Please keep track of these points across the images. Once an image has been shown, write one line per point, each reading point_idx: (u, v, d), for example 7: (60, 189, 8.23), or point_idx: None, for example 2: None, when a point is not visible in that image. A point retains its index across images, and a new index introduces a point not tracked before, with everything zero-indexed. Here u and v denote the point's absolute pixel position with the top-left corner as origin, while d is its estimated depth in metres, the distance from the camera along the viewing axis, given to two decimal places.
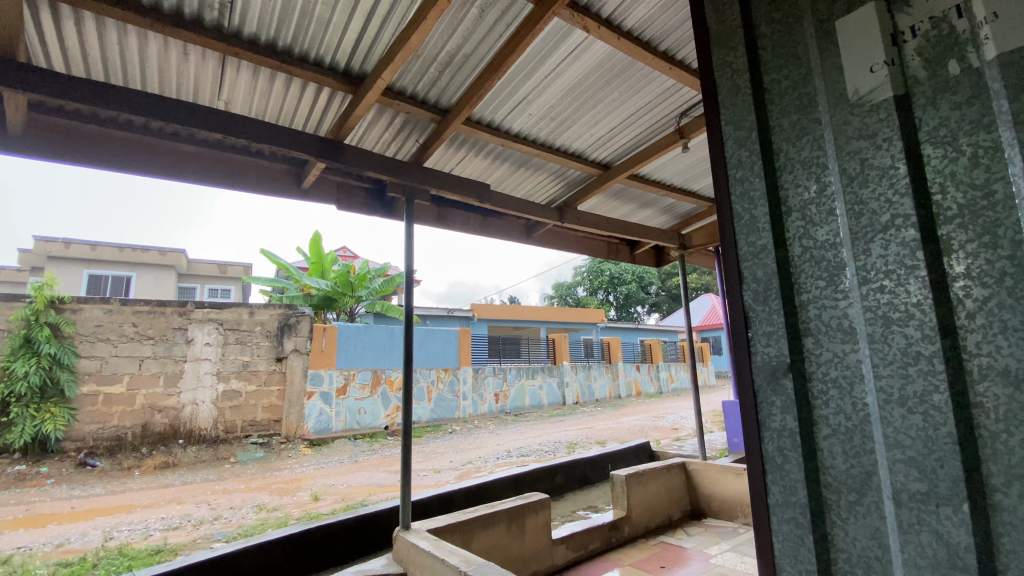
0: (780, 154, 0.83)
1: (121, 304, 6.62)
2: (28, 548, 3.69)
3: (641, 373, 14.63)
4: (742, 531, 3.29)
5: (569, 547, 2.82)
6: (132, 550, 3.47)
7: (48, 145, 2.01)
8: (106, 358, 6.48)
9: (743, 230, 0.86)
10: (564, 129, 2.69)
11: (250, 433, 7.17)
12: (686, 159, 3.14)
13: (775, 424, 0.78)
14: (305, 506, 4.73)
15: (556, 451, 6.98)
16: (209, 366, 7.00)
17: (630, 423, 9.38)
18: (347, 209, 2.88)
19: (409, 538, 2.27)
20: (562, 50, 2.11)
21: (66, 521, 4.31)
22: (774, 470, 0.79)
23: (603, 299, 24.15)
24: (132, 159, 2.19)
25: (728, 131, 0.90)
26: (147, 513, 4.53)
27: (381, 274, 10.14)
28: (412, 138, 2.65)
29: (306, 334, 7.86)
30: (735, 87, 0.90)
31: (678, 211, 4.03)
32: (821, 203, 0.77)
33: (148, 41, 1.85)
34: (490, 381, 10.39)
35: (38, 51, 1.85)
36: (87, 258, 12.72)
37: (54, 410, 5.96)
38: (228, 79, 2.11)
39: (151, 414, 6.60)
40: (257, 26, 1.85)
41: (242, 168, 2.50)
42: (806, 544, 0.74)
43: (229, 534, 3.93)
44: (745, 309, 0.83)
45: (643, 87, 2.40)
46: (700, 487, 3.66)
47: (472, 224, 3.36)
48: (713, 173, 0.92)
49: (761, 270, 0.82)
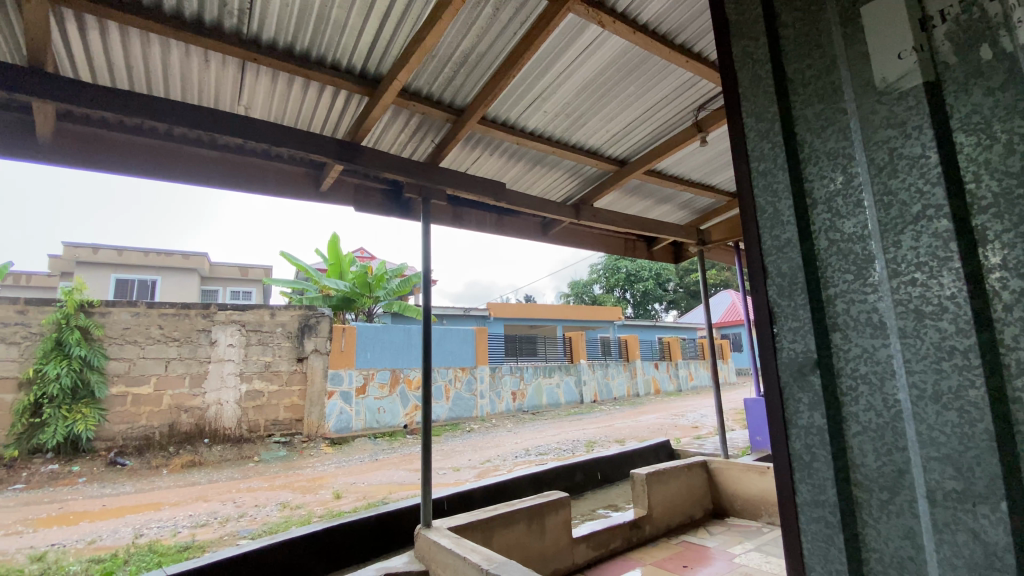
0: (804, 145, 0.81)
1: (148, 307, 6.80)
2: (62, 545, 3.81)
3: (660, 372, 14.50)
4: (766, 531, 3.23)
5: (590, 546, 2.81)
6: (161, 546, 3.56)
7: (76, 153, 2.07)
8: (135, 360, 6.65)
9: (767, 224, 0.84)
10: (580, 126, 2.67)
11: (273, 432, 7.30)
12: (704, 152, 3.09)
13: (802, 422, 0.77)
14: (327, 504, 4.79)
15: (574, 449, 6.95)
16: (232, 367, 7.14)
17: (649, 421, 9.31)
18: (365, 209, 2.91)
19: (430, 536, 2.28)
20: (577, 46, 2.09)
21: (97, 518, 4.44)
22: (802, 468, 0.77)
23: (619, 296, 23.75)
24: (156, 165, 2.23)
25: (750, 123, 0.88)
26: (175, 511, 4.64)
27: (399, 274, 10.24)
28: (428, 139, 2.67)
29: (326, 334, 7.98)
30: (756, 78, 0.88)
31: (696, 206, 3.98)
32: (848, 195, 0.75)
33: (170, 49, 1.89)
34: (508, 379, 10.39)
35: (65, 62, 1.91)
36: (114, 263, 13.06)
37: (85, 411, 6.15)
38: (248, 84, 2.14)
39: (178, 414, 6.76)
40: (275, 31, 1.87)
41: (262, 171, 2.54)
42: (835, 544, 0.72)
43: (255, 531, 4.02)
44: (770, 305, 0.82)
45: (660, 80, 2.37)
46: (722, 485, 3.61)
47: (487, 223, 3.37)
48: (735, 168, 0.91)
49: (786, 264, 0.80)
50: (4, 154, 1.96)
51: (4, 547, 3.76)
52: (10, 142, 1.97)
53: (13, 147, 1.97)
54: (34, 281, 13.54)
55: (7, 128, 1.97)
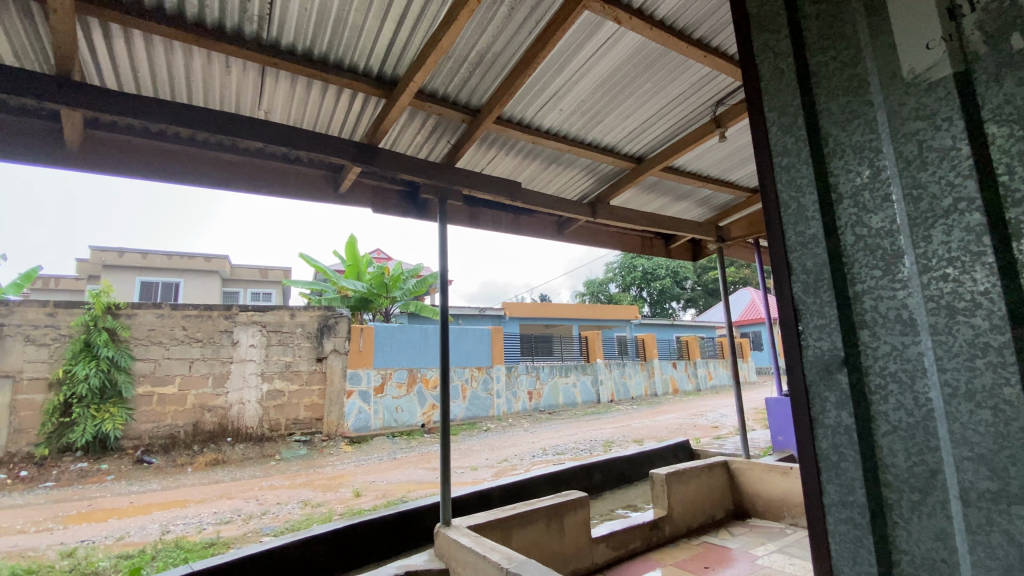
0: (829, 139, 0.79)
1: (172, 309, 6.95)
2: (92, 541, 3.91)
3: (678, 371, 14.37)
4: (789, 532, 3.18)
5: (609, 546, 2.79)
6: (187, 543, 3.64)
7: (104, 159, 2.14)
8: (159, 360, 6.81)
9: (791, 220, 0.83)
10: (596, 123, 2.65)
11: (294, 431, 7.42)
12: (723, 148, 3.05)
13: (829, 421, 0.75)
14: (347, 502, 4.84)
15: (592, 449, 6.92)
16: (254, 367, 7.27)
17: (667, 421, 9.22)
18: (382, 211, 2.94)
19: (450, 535, 2.29)
20: (593, 43, 2.08)
21: (124, 515, 4.56)
22: (829, 468, 0.75)
23: (636, 295, 23.55)
24: (179, 169, 2.29)
25: (772, 118, 0.87)
26: (200, 508, 4.75)
27: (415, 274, 10.31)
28: (444, 139, 2.68)
29: (344, 334, 8.08)
30: (778, 72, 0.87)
31: (715, 202, 3.93)
32: (875, 189, 0.74)
33: (193, 56, 1.93)
34: (524, 379, 10.39)
35: (93, 70, 1.96)
36: (139, 266, 13.39)
37: (113, 410, 6.32)
38: (268, 89, 2.18)
39: (202, 413, 6.90)
40: (294, 36, 1.90)
41: (282, 174, 2.58)
42: (865, 545, 0.71)
43: (277, 528, 4.08)
44: (795, 302, 0.80)
45: (677, 75, 2.35)
46: (744, 486, 3.56)
47: (503, 223, 3.38)
48: (757, 164, 0.89)
49: (811, 260, 0.79)
50: (35, 161, 2.03)
51: (36, 543, 3.87)
52: (40, 149, 2.03)
53: (43, 154, 2.04)
54: (63, 284, 13.96)
55: (38, 136, 2.03)
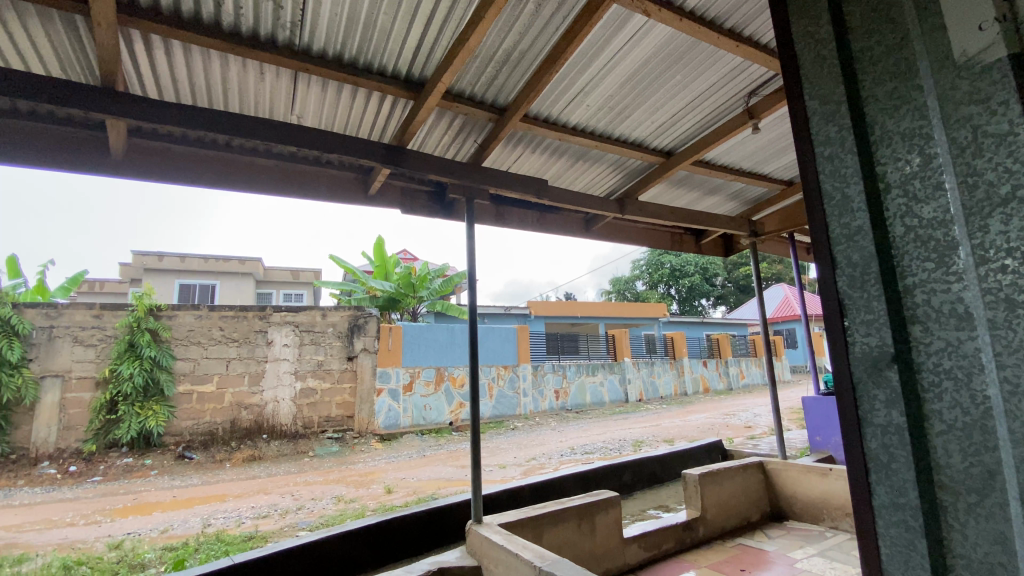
0: (876, 126, 0.76)
1: (210, 310, 7.19)
2: (138, 533, 4.10)
3: (709, 370, 14.11)
4: (829, 535, 3.08)
5: (642, 547, 2.76)
6: (227, 536, 3.77)
7: (146, 166, 2.23)
8: (198, 360, 7.06)
9: (836, 211, 0.79)
10: (624, 118, 2.62)
11: (326, 428, 7.59)
12: (756, 140, 2.97)
13: (878, 420, 0.72)
14: (380, 498, 4.92)
15: (621, 448, 6.86)
16: (288, 366, 7.47)
17: (699, 420, 9.07)
18: (411, 212, 2.98)
19: (482, 532, 2.30)
20: (620, 37, 2.05)
21: (168, 509, 4.75)
22: (879, 469, 0.72)
23: (664, 292, 23.20)
24: (216, 175, 2.36)
25: (814, 107, 0.84)
26: (239, 503, 4.91)
27: (441, 274, 10.42)
28: (471, 139, 2.69)
29: (374, 334, 8.21)
30: (819, 59, 0.83)
31: (748, 196, 3.83)
32: (926, 176, 0.70)
33: (229, 64, 2.00)
34: (550, 378, 10.37)
35: (135, 81, 2.04)
36: (177, 269, 13.94)
37: (156, 408, 6.58)
38: (300, 94, 2.23)
39: (239, 410, 7.13)
40: (324, 41, 1.94)
41: (314, 178, 2.64)
42: (917, 549, 0.68)
43: (313, 523, 4.18)
44: (839, 295, 0.77)
45: (708, 67, 2.30)
46: (781, 487, 3.46)
47: (529, 221, 3.38)
48: (798, 155, 0.86)
49: (858, 254, 0.76)
50: (82, 170, 2.13)
51: (85, 535, 4.06)
52: (86, 158, 2.13)
53: (90, 163, 2.14)
54: (107, 287, 14.61)
55: (86, 146, 2.14)
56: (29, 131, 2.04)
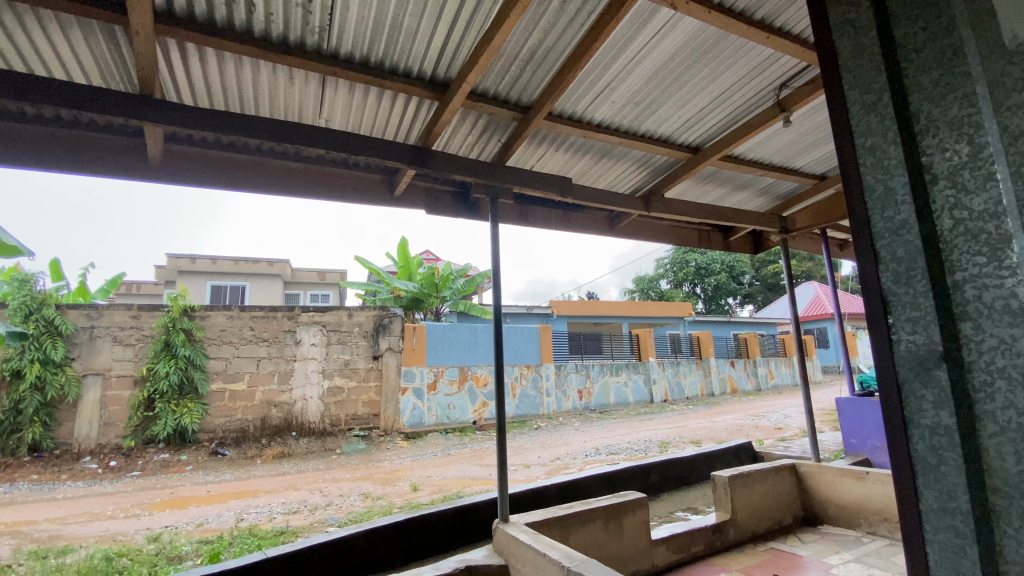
0: (921, 116, 0.73)
1: (241, 310, 7.38)
2: (175, 527, 4.24)
3: (736, 370, 13.84)
4: (866, 541, 2.98)
5: (670, 549, 2.72)
6: (260, 530, 3.86)
7: (180, 171, 2.29)
8: (230, 359, 7.26)
9: (878, 204, 0.76)
10: (650, 113, 2.59)
11: (353, 426, 7.72)
12: (787, 133, 2.89)
13: (926, 421, 0.69)
14: (406, 496, 4.98)
15: (647, 450, 6.78)
16: (315, 365, 7.61)
17: (727, 421, 8.89)
18: (436, 213, 3.00)
19: (508, 531, 2.31)
20: (647, 32, 2.03)
21: (203, 503, 4.91)
22: (927, 472, 0.69)
23: (689, 291, 22.85)
24: (246, 179, 2.43)
25: (853, 96, 0.80)
26: (270, 499, 5.02)
27: (464, 274, 10.47)
28: (495, 138, 2.69)
29: (398, 334, 8.30)
30: (860, 47, 0.80)
31: (778, 191, 3.74)
32: (976, 167, 0.67)
33: (260, 70, 2.05)
34: (573, 378, 10.32)
35: (172, 88, 2.11)
36: (209, 271, 14.38)
37: (190, 406, 6.79)
38: (328, 98, 2.27)
39: (269, 408, 7.30)
40: (352, 44, 1.96)
41: (341, 180, 2.68)
42: (968, 556, 0.65)
43: (341, 519, 4.25)
44: (884, 292, 0.74)
45: (738, 59, 2.24)
46: (815, 491, 3.37)
47: (553, 220, 3.38)
48: (836, 147, 0.83)
49: (903, 248, 0.73)
50: (120, 175, 2.20)
51: (125, 528, 4.22)
52: (124, 164, 2.21)
53: (129, 168, 2.22)
54: (144, 289, 15.17)
55: (124, 152, 2.21)
56: (72, 139, 2.12)
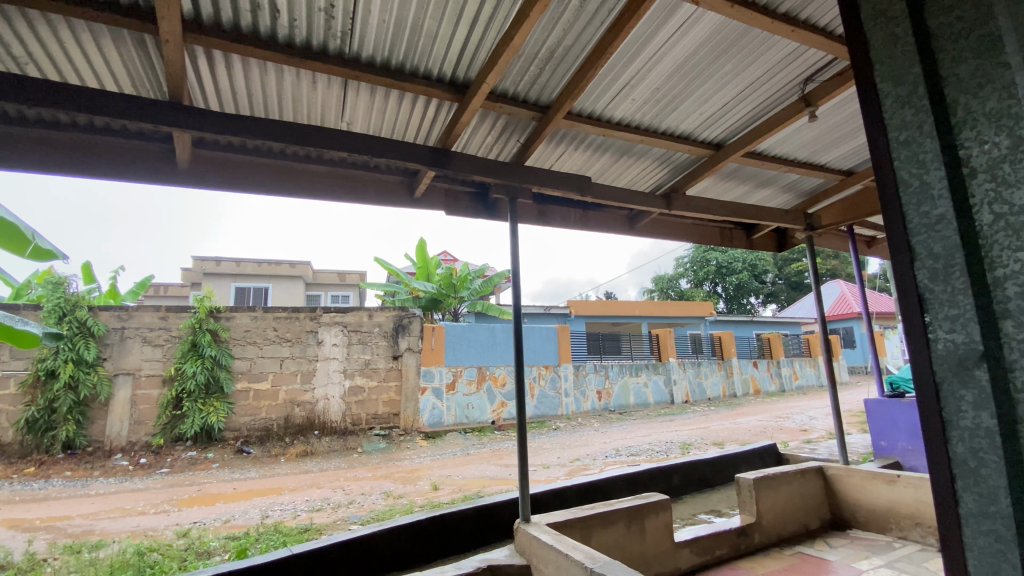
0: (958, 107, 0.71)
1: (264, 311, 7.52)
2: (204, 523, 4.35)
3: (759, 371, 13.59)
4: (898, 546, 2.90)
5: (694, 552, 2.68)
6: (285, 527, 3.93)
7: (207, 176, 2.35)
8: (254, 359, 7.41)
9: (914, 200, 0.74)
10: (671, 111, 2.56)
11: (374, 425, 7.82)
12: (814, 128, 2.82)
13: (966, 423, 0.67)
14: (427, 495, 5.02)
15: (668, 451, 6.71)
16: (337, 365, 7.72)
17: (750, 423, 8.75)
18: (455, 213, 3.02)
19: (530, 531, 2.30)
20: (668, 28, 2.01)
21: (230, 500, 5.02)
22: (967, 475, 0.67)
23: (710, 290, 22.52)
24: (269, 183, 2.47)
25: (886, 88, 0.78)
26: (294, 496, 5.11)
27: (482, 274, 10.50)
28: (514, 138, 2.69)
29: (417, 334, 8.36)
30: (893, 38, 0.78)
31: (803, 187, 3.67)
32: (1018, 159, 0.65)
33: (284, 75, 2.09)
34: (592, 378, 10.26)
35: (200, 95, 2.17)
36: (233, 273, 14.70)
37: (216, 405, 6.95)
38: (350, 101, 2.30)
39: (292, 407, 7.43)
40: (374, 48, 1.99)
41: (363, 183, 2.72)
42: (1010, 561, 0.63)
43: (364, 517, 4.30)
44: (920, 289, 0.72)
45: (760, 54, 2.20)
46: (843, 494, 3.29)
47: (572, 219, 3.36)
48: (869, 142, 0.81)
49: (939, 244, 0.71)
50: (149, 180, 2.26)
51: (156, 523, 4.34)
52: (153, 169, 2.27)
53: (158, 173, 2.28)
54: (171, 291, 15.56)
55: (153, 158, 2.28)
56: (105, 146, 2.19)
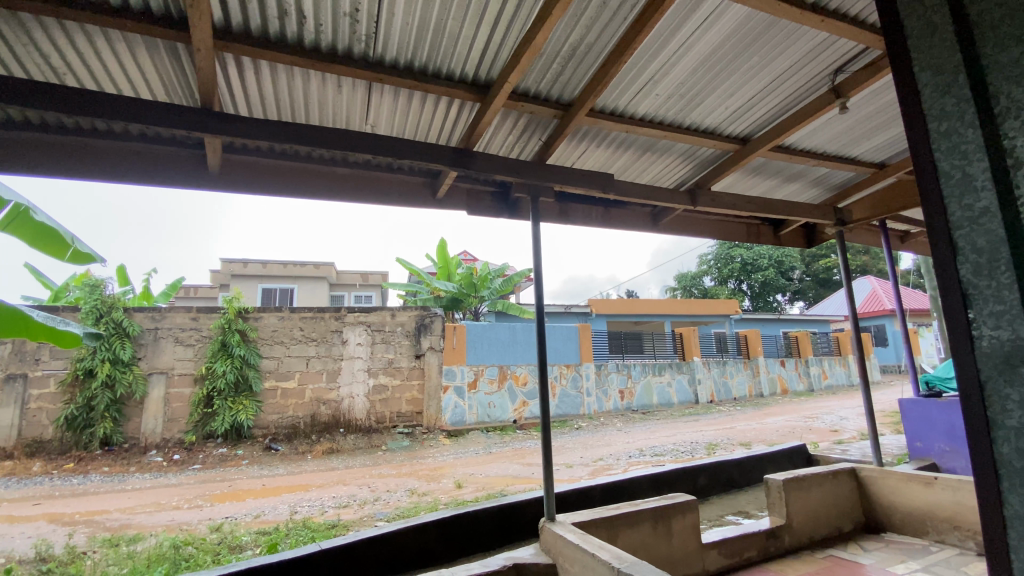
0: (1001, 97, 0.68)
1: (291, 312, 7.68)
2: (235, 517, 4.47)
3: (787, 370, 13.28)
4: (936, 550, 2.80)
5: (722, 553, 2.64)
6: (313, 523, 4.01)
7: (236, 180, 2.41)
8: (281, 358, 7.57)
9: (956, 192, 0.72)
10: (696, 105, 2.52)
11: (397, 423, 7.91)
12: (843, 120, 2.75)
13: (1012, 422, 0.65)
14: (451, 493, 5.05)
15: (693, 451, 6.62)
16: (362, 364, 7.84)
17: (778, 423, 8.56)
18: (477, 213, 3.03)
19: (555, 530, 2.31)
20: (692, 22, 1.98)
21: (259, 496, 5.14)
22: (1013, 476, 0.65)
23: (734, 288, 22.10)
24: (295, 186, 2.53)
25: (925, 77, 0.76)
26: (321, 492, 5.22)
27: (502, 274, 10.52)
28: (536, 138, 2.69)
29: (439, 333, 8.43)
30: (930, 26, 0.75)
31: (832, 181, 3.57)
32: None
33: (310, 80, 2.13)
34: (615, 377, 10.18)
35: (230, 101, 2.23)
36: (260, 275, 15.06)
37: (245, 403, 7.13)
38: (374, 105, 2.33)
39: (318, 406, 7.57)
40: (397, 50, 2.01)
41: (386, 184, 2.76)
42: None
43: (389, 514, 4.36)
44: (962, 284, 0.70)
45: (788, 46, 2.16)
46: (877, 496, 3.20)
47: (594, 217, 3.35)
48: (907, 134, 0.79)
49: (983, 238, 0.68)
50: (182, 185, 2.34)
51: (189, 518, 4.48)
52: (186, 174, 2.34)
53: (191, 178, 2.35)
54: (201, 293, 16.02)
55: (186, 163, 2.35)
56: (141, 153, 2.28)
